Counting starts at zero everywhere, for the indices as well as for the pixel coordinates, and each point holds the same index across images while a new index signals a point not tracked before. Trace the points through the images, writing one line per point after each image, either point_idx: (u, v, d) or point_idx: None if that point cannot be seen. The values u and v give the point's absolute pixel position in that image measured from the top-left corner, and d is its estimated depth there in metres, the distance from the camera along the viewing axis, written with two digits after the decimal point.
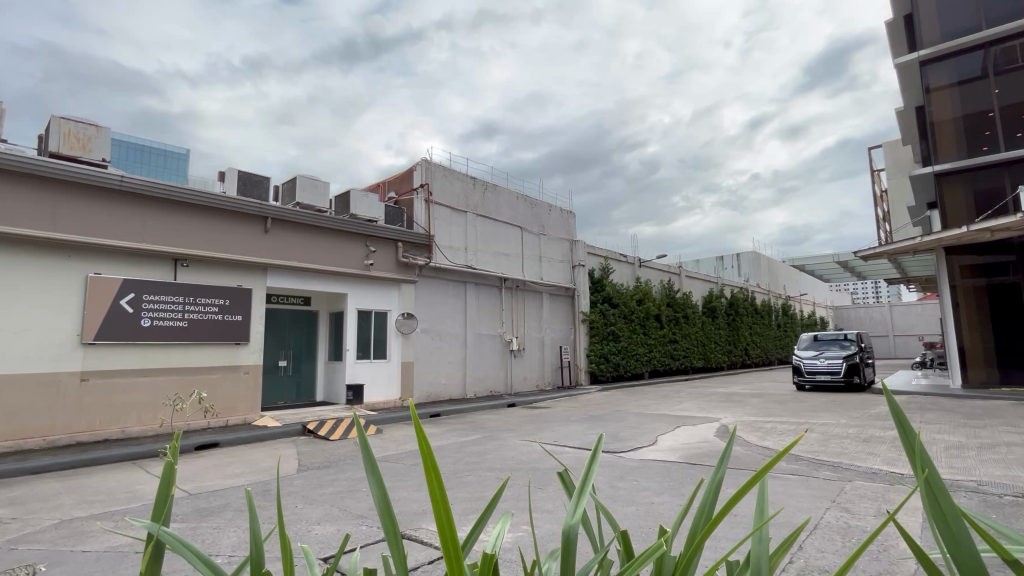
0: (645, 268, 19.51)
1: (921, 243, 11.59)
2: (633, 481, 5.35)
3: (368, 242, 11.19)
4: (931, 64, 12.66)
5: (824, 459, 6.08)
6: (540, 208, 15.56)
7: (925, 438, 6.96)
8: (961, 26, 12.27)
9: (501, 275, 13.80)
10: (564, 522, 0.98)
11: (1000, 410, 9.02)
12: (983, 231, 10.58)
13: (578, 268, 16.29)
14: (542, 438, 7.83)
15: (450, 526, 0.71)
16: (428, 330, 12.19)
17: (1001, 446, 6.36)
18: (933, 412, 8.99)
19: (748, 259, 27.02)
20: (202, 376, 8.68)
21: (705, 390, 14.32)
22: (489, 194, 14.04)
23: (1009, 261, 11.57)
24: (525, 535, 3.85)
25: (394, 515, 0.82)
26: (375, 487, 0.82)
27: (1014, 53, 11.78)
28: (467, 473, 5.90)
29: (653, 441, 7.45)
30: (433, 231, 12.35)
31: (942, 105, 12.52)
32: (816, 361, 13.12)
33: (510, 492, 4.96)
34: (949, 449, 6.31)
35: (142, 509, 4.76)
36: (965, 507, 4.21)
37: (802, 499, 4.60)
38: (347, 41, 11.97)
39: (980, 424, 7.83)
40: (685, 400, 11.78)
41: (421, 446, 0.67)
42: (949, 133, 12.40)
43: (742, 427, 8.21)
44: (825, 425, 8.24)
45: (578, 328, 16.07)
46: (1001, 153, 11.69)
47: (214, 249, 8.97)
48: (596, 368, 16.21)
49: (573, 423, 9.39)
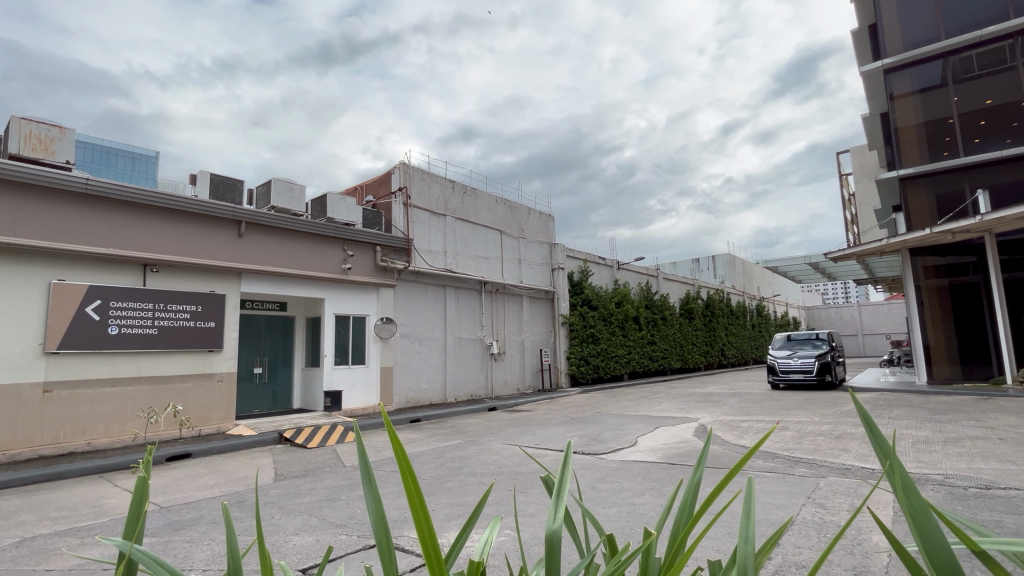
0: (623, 271, 19.68)
1: (888, 245, 11.95)
2: (615, 482, 5.39)
3: (346, 246, 11.09)
4: (894, 73, 13.15)
5: (799, 456, 6.22)
6: (519, 211, 15.58)
7: (894, 433, 7.18)
8: (921, 37, 12.79)
9: (481, 279, 13.76)
10: (547, 526, 0.98)
11: (963, 405, 9.38)
12: (945, 233, 10.99)
13: (557, 271, 16.35)
14: (524, 441, 7.82)
15: (431, 533, 0.70)
16: (407, 335, 12.07)
17: (965, 439, 6.60)
18: (901, 408, 9.28)
19: (723, 261, 27.58)
20: (174, 386, 8.43)
21: (683, 390, 14.50)
22: (469, 197, 13.98)
23: (970, 262, 12.05)
24: (508, 540, 3.84)
25: (385, 527, 0.80)
26: (369, 500, 0.80)
27: (970, 63, 12.32)
28: (449, 478, 5.86)
29: (633, 442, 7.52)
30: (411, 234, 12.27)
31: (905, 112, 13.00)
32: (790, 361, 13.42)
33: (492, 496, 4.94)
34: (916, 443, 6.54)
35: (110, 525, 4.58)
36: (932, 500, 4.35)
37: (777, 496, 4.70)
38: (324, 44, 11.83)
39: (945, 418, 8.12)
40: (664, 401, 11.91)
41: (395, 451, 0.66)
42: (912, 139, 12.85)
43: (720, 427, 8.36)
44: (800, 422, 8.44)
45: (558, 331, 16.12)
46: (961, 158, 12.17)
47: (185, 254, 8.73)
48: (576, 370, 16.26)
49: (554, 425, 9.40)
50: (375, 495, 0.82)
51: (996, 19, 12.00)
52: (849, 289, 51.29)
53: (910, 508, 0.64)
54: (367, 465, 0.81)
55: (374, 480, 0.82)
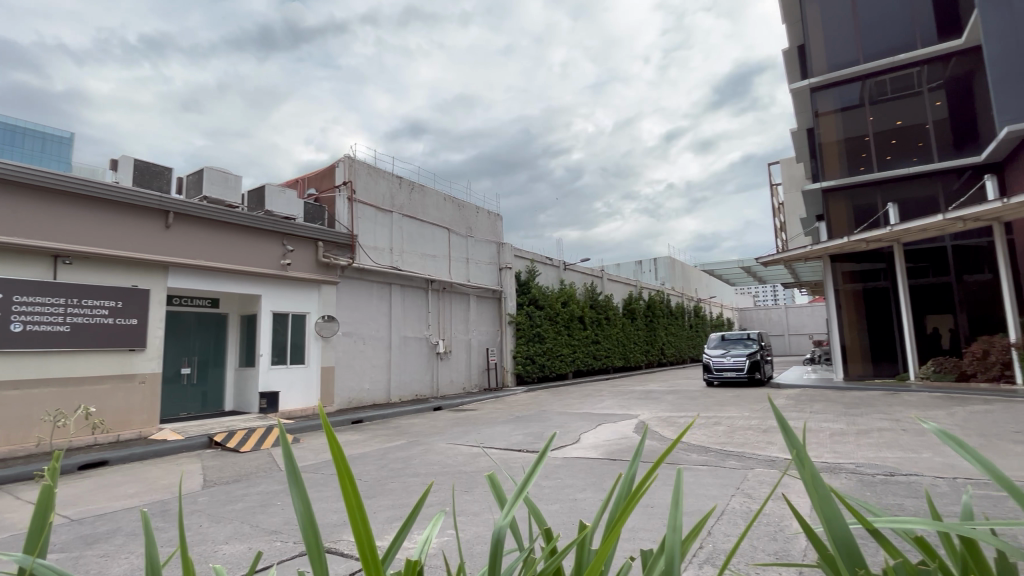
0: (569, 271, 20.02)
1: (812, 251, 12.83)
2: (558, 479, 5.48)
3: (285, 241, 10.62)
4: (819, 91, 14.17)
5: (730, 450, 6.58)
6: (467, 210, 15.57)
7: (814, 426, 7.73)
8: (842, 59, 13.82)
9: (428, 277, 13.58)
10: (495, 525, 0.99)
11: (873, 399, 10.24)
12: (860, 242, 11.95)
13: (504, 271, 16.40)
14: (469, 441, 7.81)
15: (365, 533, 0.69)
16: (350, 334, 11.71)
17: (874, 431, 7.21)
18: (820, 403, 10.01)
19: (664, 263, 28.69)
20: (88, 388, 7.76)
21: (625, 388, 14.95)
22: (416, 194, 13.83)
23: (880, 268, 13.16)
24: (450, 541, 3.82)
25: (316, 530, 0.77)
26: (297, 500, 0.77)
27: (884, 87, 13.43)
28: (391, 479, 5.75)
29: (576, 439, 7.68)
30: (356, 230, 11.93)
31: (828, 128, 14.02)
32: (723, 359, 14.15)
33: (435, 497, 4.90)
34: (833, 435, 7.08)
35: (11, 541, 4.16)
36: (845, 488, 4.72)
37: (710, 488, 4.94)
38: (264, 27, 11.02)
39: (857, 412, 8.83)
40: (607, 399, 12.23)
41: (331, 450, 0.64)
42: (834, 154, 13.87)
43: (658, 423, 8.69)
44: (731, 417, 8.92)
45: (505, 330, 16.21)
46: (874, 173, 13.24)
47: (103, 246, 8.07)
48: (522, 369, 16.35)
49: (499, 424, 9.43)
50: (303, 494, 0.80)
51: (906, 48, 13.05)
52: (778, 292, 54.60)
53: (817, 498, 0.70)
54: (296, 466, 0.79)
55: (302, 480, 0.80)
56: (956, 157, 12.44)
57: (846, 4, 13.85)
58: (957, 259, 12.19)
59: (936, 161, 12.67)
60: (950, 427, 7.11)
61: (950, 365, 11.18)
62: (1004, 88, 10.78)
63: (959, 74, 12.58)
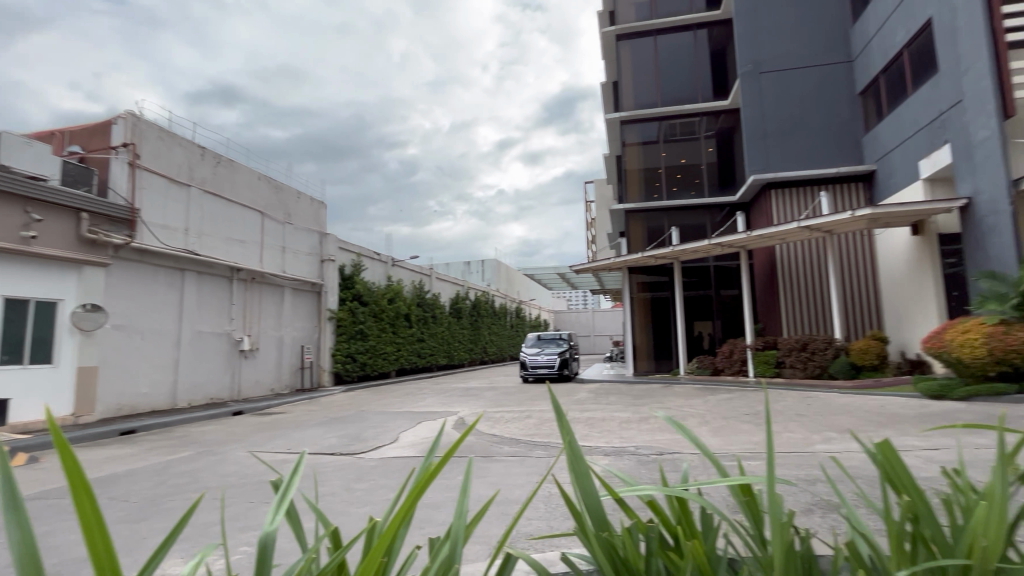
0: (398, 267, 19.54)
1: (616, 262, 14.60)
2: (371, 481, 5.29)
3: (29, 208, 8.26)
4: (627, 124, 16.31)
5: (538, 440, 7.13)
6: (285, 193, 14.72)
7: (607, 415, 8.85)
8: (646, 99, 16.10)
9: (233, 265, 12.01)
10: (262, 531, 1.06)
11: (653, 391, 12.13)
12: (651, 257, 13.98)
13: (326, 263, 15.38)
14: (273, 447, 7.09)
15: (106, 527, 0.72)
16: (122, 327, 9.62)
17: (651, 417, 8.54)
18: (614, 396, 11.49)
19: (490, 266, 30.12)
20: None
21: (448, 385, 15.20)
22: (224, 168, 12.68)
23: (665, 281, 15.62)
24: (240, 559, 3.40)
25: (35, 550, 0.70)
26: (11, 519, 0.68)
27: (674, 129, 16.03)
28: (169, 497, 4.90)
29: (394, 438, 7.53)
30: (139, 204, 9.96)
31: (632, 157, 16.20)
32: (537, 357, 15.34)
33: (227, 513, 4.32)
34: (621, 422, 8.18)
35: None
36: (628, 467, 5.48)
37: (517, 477, 5.28)
38: None
39: (641, 402, 10.36)
40: (428, 397, 12.27)
41: (66, 459, 0.64)
42: (635, 180, 16.05)
43: (475, 418, 9.02)
44: (541, 410, 9.71)
45: (324, 327, 15.20)
46: (665, 200, 15.66)
47: None
48: (340, 369, 15.27)
49: (311, 427, 8.76)
50: (23, 518, 0.70)
51: (690, 99, 15.80)
52: (587, 298, 61.26)
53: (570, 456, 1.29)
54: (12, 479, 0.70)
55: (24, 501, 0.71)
56: (721, 194, 15.39)
57: (650, 53, 16.23)
58: (717, 276, 15.08)
59: (706, 196, 15.48)
60: (704, 412, 8.74)
61: (708, 362, 13.71)
62: (753, 145, 13.68)
63: (725, 128, 15.66)
